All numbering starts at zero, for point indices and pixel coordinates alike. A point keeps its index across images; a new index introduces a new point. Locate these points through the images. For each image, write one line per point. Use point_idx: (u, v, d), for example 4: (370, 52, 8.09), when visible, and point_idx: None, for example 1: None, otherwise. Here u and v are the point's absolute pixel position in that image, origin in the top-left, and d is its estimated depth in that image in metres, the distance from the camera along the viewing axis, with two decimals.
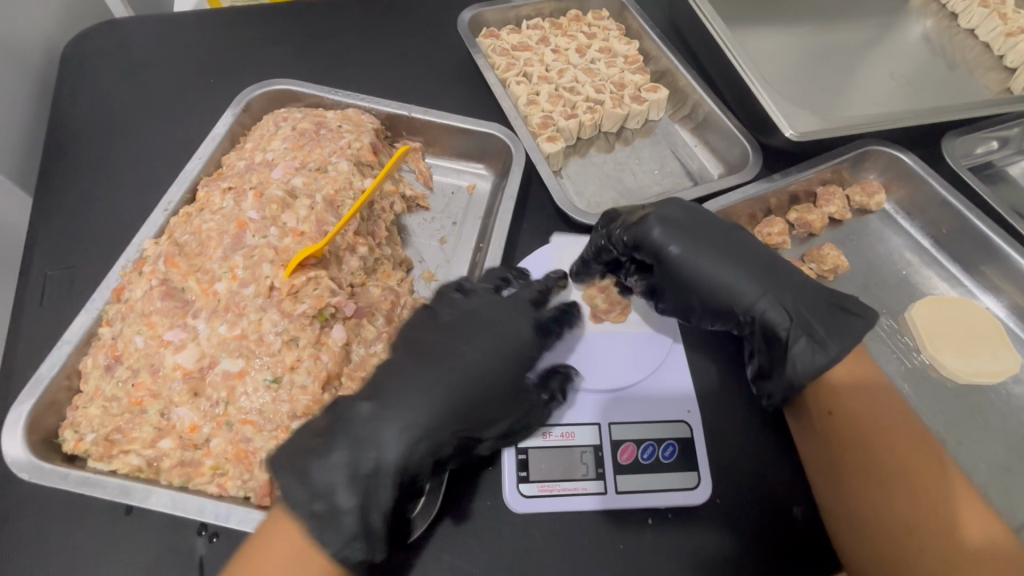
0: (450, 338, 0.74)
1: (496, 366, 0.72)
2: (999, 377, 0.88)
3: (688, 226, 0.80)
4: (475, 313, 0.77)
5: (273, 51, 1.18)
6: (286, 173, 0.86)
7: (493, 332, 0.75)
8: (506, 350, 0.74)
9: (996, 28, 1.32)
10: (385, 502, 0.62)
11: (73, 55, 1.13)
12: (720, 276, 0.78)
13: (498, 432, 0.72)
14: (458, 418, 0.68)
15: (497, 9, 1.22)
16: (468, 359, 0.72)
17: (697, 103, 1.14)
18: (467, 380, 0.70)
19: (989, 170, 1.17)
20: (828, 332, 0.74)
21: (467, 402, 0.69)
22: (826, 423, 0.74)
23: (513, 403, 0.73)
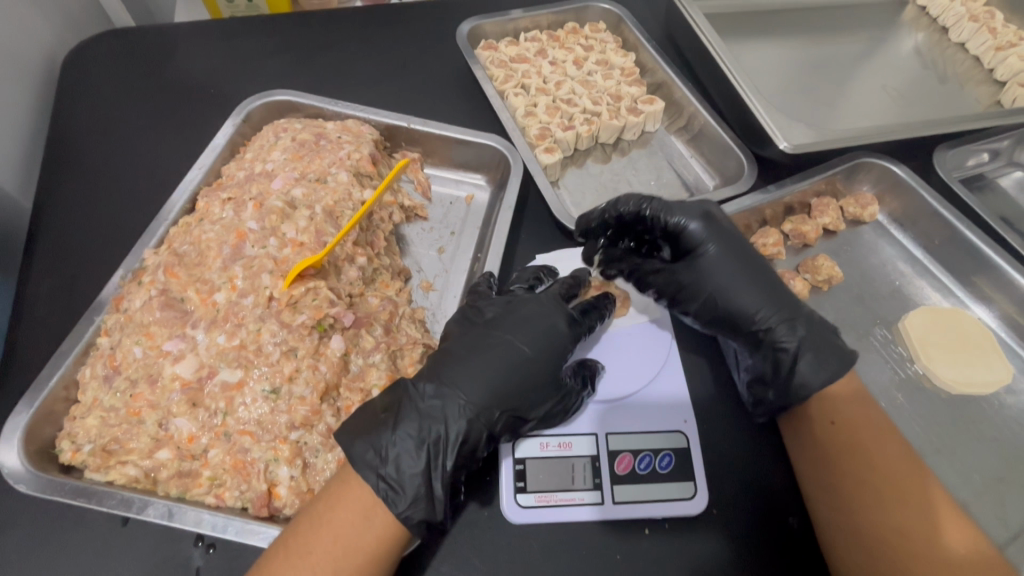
0: (498, 324, 0.77)
1: (519, 350, 0.74)
2: (991, 388, 0.89)
3: (721, 227, 0.84)
4: (519, 302, 0.80)
5: (273, 62, 1.19)
6: (286, 184, 0.87)
7: (539, 319, 0.77)
8: (550, 337, 0.76)
9: (986, 42, 1.34)
10: (446, 468, 0.67)
11: (75, 65, 1.13)
12: (736, 285, 0.81)
13: (535, 416, 0.74)
14: (507, 398, 0.72)
15: (495, 21, 1.24)
16: (515, 343, 0.75)
17: (692, 116, 1.15)
18: (517, 364, 0.73)
19: (980, 182, 1.19)
20: (831, 354, 0.78)
21: (516, 382, 0.72)
22: (826, 434, 0.75)
23: (551, 390, 0.74)
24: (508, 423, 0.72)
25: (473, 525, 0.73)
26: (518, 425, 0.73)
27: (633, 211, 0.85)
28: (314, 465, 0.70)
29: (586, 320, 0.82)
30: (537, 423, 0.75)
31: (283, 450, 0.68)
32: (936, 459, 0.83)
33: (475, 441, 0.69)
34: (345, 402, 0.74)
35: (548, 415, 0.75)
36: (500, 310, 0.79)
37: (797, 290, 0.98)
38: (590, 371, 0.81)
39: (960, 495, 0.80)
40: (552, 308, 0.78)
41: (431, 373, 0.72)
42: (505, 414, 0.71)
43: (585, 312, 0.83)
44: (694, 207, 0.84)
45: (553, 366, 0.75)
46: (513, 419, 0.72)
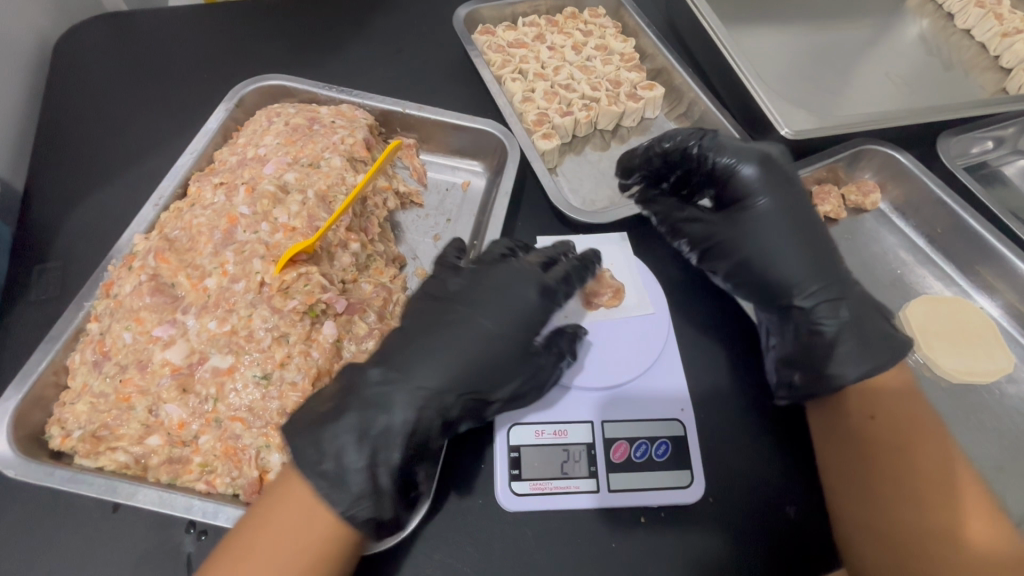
0: (459, 301, 0.75)
1: (478, 332, 0.72)
2: (992, 377, 0.88)
3: (774, 181, 0.84)
4: (487, 273, 0.77)
5: (266, 47, 1.17)
6: (279, 168, 0.86)
7: (505, 295, 0.75)
8: (513, 315, 0.73)
9: (992, 28, 1.32)
10: (393, 461, 0.65)
11: (67, 48, 1.12)
12: (779, 248, 0.82)
13: (496, 398, 0.72)
14: (469, 381, 0.70)
15: (492, 6, 1.22)
16: (476, 322, 0.72)
17: (693, 102, 1.13)
18: (479, 346, 0.71)
19: (985, 169, 1.17)
20: (874, 345, 0.76)
21: (475, 366, 0.70)
22: (864, 427, 0.72)
23: (512, 371, 0.72)
24: (465, 407, 0.70)
25: (466, 514, 0.72)
26: (479, 408, 0.72)
27: (680, 146, 0.87)
28: None
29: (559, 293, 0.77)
30: (497, 406, 0.73)
31: (274, 437, 0.68)
32: None
33: (431, 428, 0.68)
34: None
35: (509, 398, 0.73)
36: (464, 285, 0.77)
37: None
38: (562, 345, 0.78)
39: None
40: (527, 277, 0.76)
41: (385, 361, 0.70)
42: (460, 399, 0.70)
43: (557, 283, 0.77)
44: (752, 155, 0.84)
45: (511, 351, 0.73)
46: (471, 403, 0.71)
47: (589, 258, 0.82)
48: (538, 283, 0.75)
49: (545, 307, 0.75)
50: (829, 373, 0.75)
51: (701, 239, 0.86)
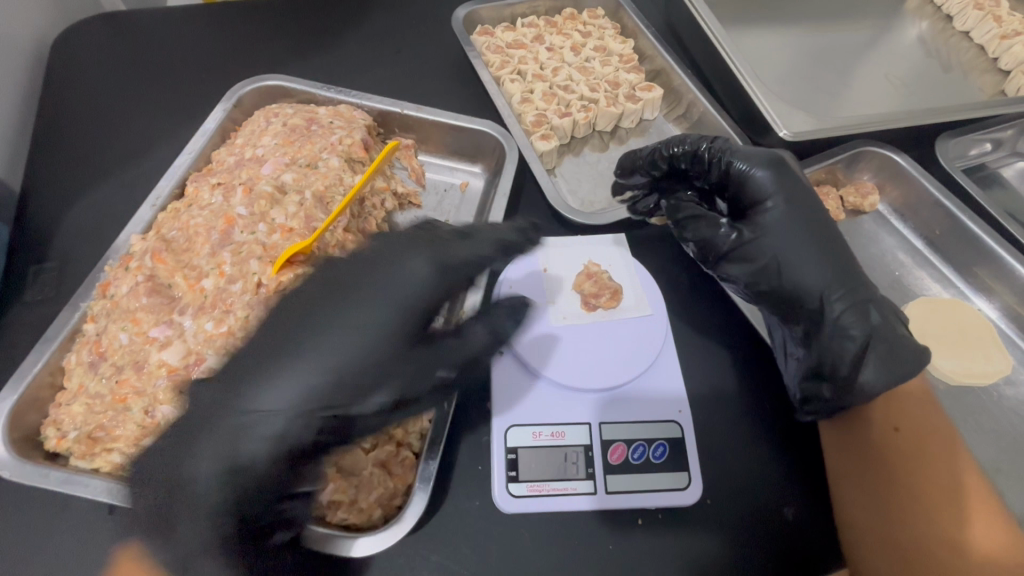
0: (338, 293, 0.69)
1: (336, 339, 0.66)
2: (989, 379, 0.88)
3: (789, 181, 0.79)
4: (376, 259, 0.72)
5: (265, 47, 1.17)
6: (276, 169, 0.86)
7: (388, 287, 0.69)
8: (393, 311, 0.68)
9: (991, 31, 1.32)
10: (244, 489, 0.61)
11: (65, 48, 1.12)
12: (801, 253, 0.75)
13: (373, 407, 0.66)
14: (339, 389, 0.64)
15: (492, 7, 1.22)
16: (336, 330, 0.66)
17: (692, 103, 1.13)
18: (355, 347, 0.66)
19: (983, 171, 1.17)
20: (896, 356, 0.72)
21: (337, 376, 0.64)
22: (886, 438, 0.72)
23: (390, 374, 0.67)
24: (337, 418, 0.64)
25: (463, 516, 0.72)
26: (359, 418, 0.66)
27: (690, 149, 0.89)
28: None
29: (450, 283, 0.72)
30: (377, 415, 0.67)
31: None
32: None
33: (297, 441, 0.62)
34: None
35: (388, 404, 0.67)
36: (345, 273, 0.70)
37: None
38: (459, 341, 0.72)
39: None
40: (405, 265, 0.71)
41: (239, 371, 0.64)
42: (326, 409, 0.63)
43: (451, 266, 0.72)
44: (763, 155, 0.81)
45: (374, 359, 0.66)
46: (343, 413, 0.64)
47: (498, 240, 0.77)
48: (433, 257, 0.72)
49: (431, 298, 0.70)
50: (860, 385, 0.72)
51: (722, 246, 0.79)
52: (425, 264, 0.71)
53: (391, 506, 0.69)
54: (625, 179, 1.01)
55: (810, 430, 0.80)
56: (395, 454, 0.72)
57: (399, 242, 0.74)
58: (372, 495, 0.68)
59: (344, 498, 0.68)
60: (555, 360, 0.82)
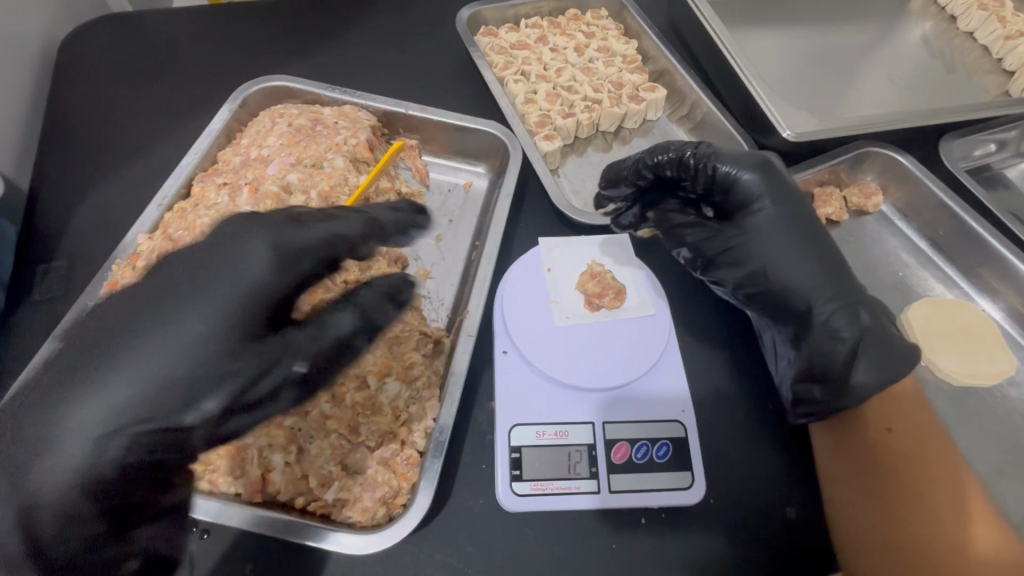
0: (161, 296, 0.58)
1: (160, 344, 0.55)
2: (993, 380, 0.88)
3: (775, 185, 0.78)
4: (207, 252, 0.60)
5: (271, 48, 1.18)
6: (282, 169, 0.87)
7: (219, 279, 0.58)
8: (222, 305, 0.57)
9: (995, 31, 1.32)
10: (54, 526, 0.52)
11: (72, 49, 1.13)
12: (789, 258, 0.75)
13: (201, 416, 0.56)
14: (155, 400, 0.54)
15: (496, 7, 1.23)
16: (163, 335, 0.56)
17: (695, 103, 1.14)
18: (177, 352, 0.55)
19: (987, 172, 1.17)
20: (890, 356, 0.71)
21: (160, 387, 0.55)
22: (881, 440, 0.73)
23: (219, 378, 0.56)
24: (161, 432, 0.55)
25: (467, 514, 0.72)
26: (188, 430, 0.57)
27: (673, 155, 0.81)
28: (307, 451, 0.70)
29: (295, 267, 0.61)
30: (212, 425, 0.58)
31: (278, 436, 0.69)
32: None
33: (107, 465, 0.53)
34: (340, 388, 0.74)
35: (221, 410, 0.57)
36: (169, 274, 0.59)
37: None
38: (316, 330, 0.61)
39: None
40: (244, 250, 0.60)
41: (47, 391, 0.54)
42: (142, 423, 0.54)
43: (298, 249, 0.61)
44: (751, 160, 0.78)
45: (204, 364, 0.56)
46: (170, 426, 0.55)
47: (364, 220, 0.69)
48: (274, 238, 0.61)
49: (276, 287, 0.59)
50: (856, 385, 0.71)
51: (708, 253, 0.81)
52: (262, 248, 0.60)
53: (395, 504, 0.68)
54: (610, 191, 0.92)
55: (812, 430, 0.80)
56: (399, 453, 0.72)
57: (236, 227, 0.62)
58: (376, 493, 0.69)
59: (350, 497, 0.69)
60: (558, 360, 0.82)
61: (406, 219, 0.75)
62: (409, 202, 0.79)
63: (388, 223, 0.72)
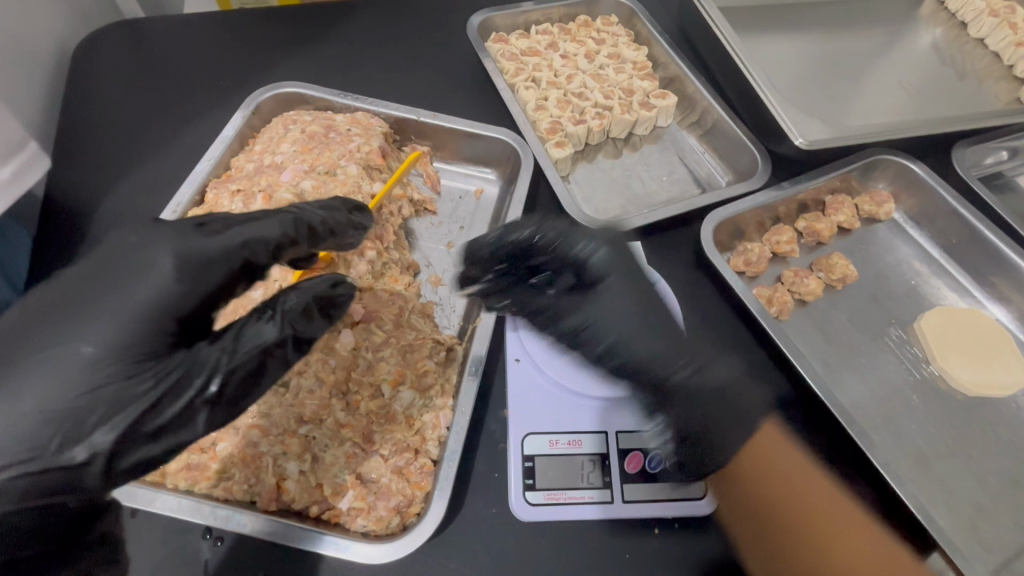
0: (47, 318, 0.52)
1: (63, 363, 0.50)
2: (1007, 390, 0.88)
3: (620, 258, 0.85)
4: (122, 257, 0.55)
5: (283, 54, 1.18)
6: (295, 176, 0.87)
7: (110, 298, 0.52)
8: (111, 326, 0.51)
9: (1006, 38, 1.32)
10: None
11: (86, 56, 1.13)
12: (629, 319, 0.81)
13: (89, 452, 0.50)
14: (33, 438, 0.49)
15: (506, 13, 1.23)
16: (66, 352, 0.51)
17: (706, 110, 1.14)
18: (58, 383, 0.50)
19: (998, 180, 1.16)
20: (736, 415, 0.79)
21: (56, 412, 0.49)
22: (793, 479, 0.75)
23: (110, 408, 0.50)
24: (41, 475, 0.49)
25: (481, 522, 0.72)
26: (78, 472, 0.50)
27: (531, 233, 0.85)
28: (322, 459, 0.71)
29: (202, 279, 0.54)
30: (107, 462, 0.51)
31: (292, 444, 0.70)
32: (948, 462, 0.82)
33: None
34: (355, 397, 0.74)
35: (116, 444, 0.51)
36: (57, 294, 0.53)
37: (812, 288, 0.95)
38: (231, 343, 0.55)
39: (976, 500, 0.78)
40: (157, 243, 0.54)
41: None
42: (13, 466, 0.48)
43: (206, 257, 0.55)
44: (599, 237, 0.87)
45: (105, 389, 0.50)
46: (54, 467, 0.49)
47: (288, 220, 0.62)
48: (178, 246, 0.54)
49: (179, 301, 0.53)
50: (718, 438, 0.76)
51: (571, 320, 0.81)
52: (163, 257, 0.53)
53: (409, 513, 0.68)
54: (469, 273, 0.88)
55: (825, 438, 0.81)
56: (413, 461, 0.72)
57: (135, 236, 0.56)
58: (391, 501, 0.68)
59: (364, 506, 0.68)
60: (569, 369, 0.82)
61: (340, 217, 0.68)
62: (342, 199, 0.71)
63: (318, 224, 0.64)
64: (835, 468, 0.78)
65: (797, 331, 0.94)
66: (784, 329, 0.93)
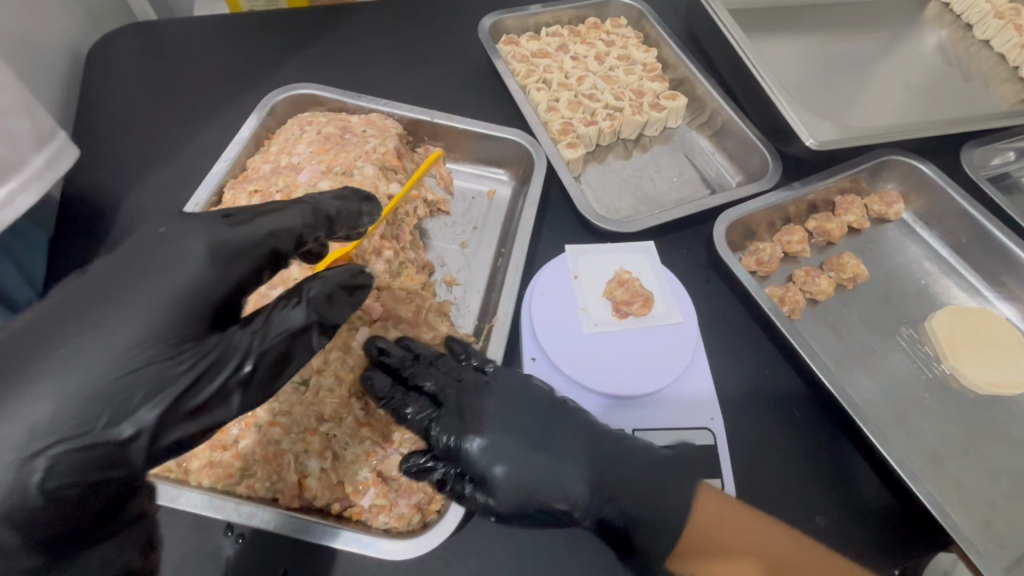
0: (80, 304, 0.52)
1: (111, 345, 0.50)
2: (1018, 388, 0.89)
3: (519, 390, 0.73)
4: (154, 247, 0.56)
5: (296, 56, 1.19)
6: (312, 177, 0.88)
7: (148, 283, 0.53)
8: (152, 307, 0.52)
9: (1011, 39, 1.33)
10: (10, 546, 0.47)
11: (100, 57, 1.14)
12: (543, 459, 0.67)
13: (135, 428, 0.49)
14: (76, 416, 0.48)
15: (517, 16, 1.24)
16: (106, 333, 0.51)
17: (715, 111, 1.15)
18: (99, 362, 0.49)
19: (1006, 180, 1.17)
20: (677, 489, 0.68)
21: (102, 392, 0.49)
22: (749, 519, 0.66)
23: (153, 385, 0.50)
24: (86, 453, 0.48)
25: (497, 523, 0.72)
26: (121, 450, 0.49)
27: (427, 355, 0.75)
28: (343, 457, 0.72)
29: (232, 266, 0.56)
30: (150, 440, 0.50)
31: (313, 442, 0.71)
32: (961, 460, 0.82)
33: (26, 496, 0.47)
34: (374, 396, 0.75)
35: (160, 422, 0.50)
36: (90, 282, 0.54)
37: (823, 288, 0.96)
38: (263, 326, 0.55)
39: (990, 498, 0.79)
40: (192, 232, 0.56)
41: None
42: (61, 443, 0.47)
43: (236, 247, 0.57)
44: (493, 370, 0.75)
45: (148, 367, 0.50)
46: (100, 444, 0.48)
47: (306, 209, 0.63)
48: (209, 236, 0.56)
49: (212, 287, 0.54)
50: (664, 504, 0.67)
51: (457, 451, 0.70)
52: (196, 245, 0.55)
53: (430, 510, 0.69)
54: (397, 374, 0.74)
55: (839, 436, 0.81)
56: None
57: (166, 229, 0.58)
58: (412, 498, 0.69)
59: (386, 503, 0.69)
60: (584, 367, 0.83)
61: (354, 208, 0.67)
62: (352, 189, 0.70)
63: (336, 214, 0.65)
64: (848, 466, 0.79)
65: (810, 330, 0.95)
66: (797, 328, 0.93)
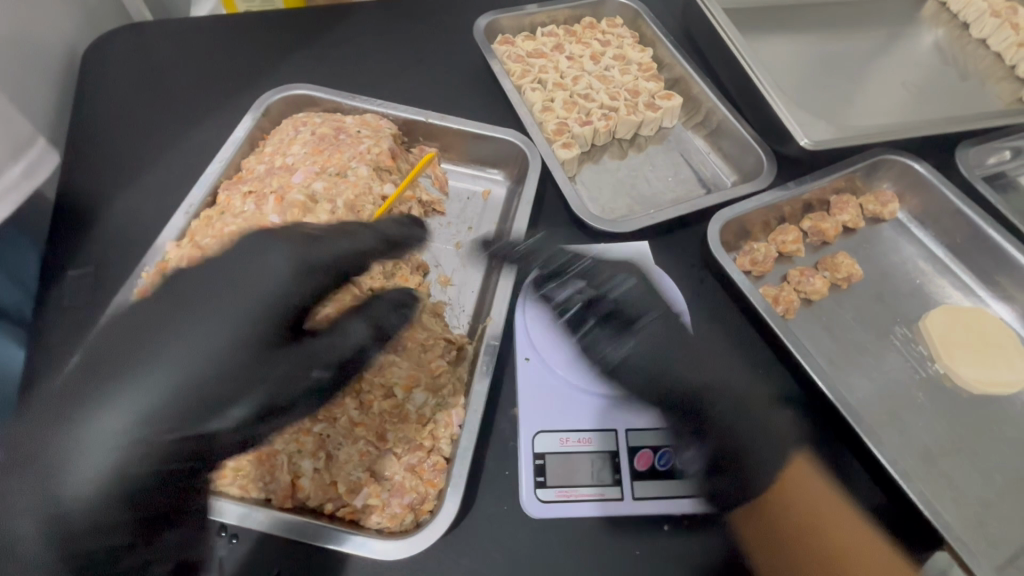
0: (179, 307, 0.62)
1: (214, 347, 0.60)
2: (1011, 387, 0.89)
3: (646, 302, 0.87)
4: (244, 260, 0.66)
5: (290, 56, 1.19)
6: (307, 177, 0.88)
7: (241, 293, 0.64)
8: (244, 317, 0.62)
9: (1008, 38, 1.33)
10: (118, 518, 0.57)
11: (95, 58, 1.14)
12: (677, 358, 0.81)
13: (227, 423, 0.61)
14: (181, 409, 0.58)
15: (512, 16, 1.24)
16: (207, 334, 0.60)
17: (710, 111, 1.15)
18: (204, 360, 0.59)
19: (1001, 180, 1.17)
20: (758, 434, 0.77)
21: (208, 386, 0.59)
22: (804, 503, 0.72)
23: (250, 382, 0.61)
24: (188, 440, 0.59)
25: (489, 523, 0.73)
26: (212, 441, 0.61)
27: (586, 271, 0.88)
28: (336, 457, 0.72)
29: (310, 283, 0.67)
30: (238, 432, 0.62)
31: (306, 442, 0.71)
32: (954, 459, 0.82)
33: (136, 473, 0.57)
34: (368, 396, 0.75)
35: (247, 418, 0.62)
36: (186, 288, 0.63)
37: (817, 287, 0.96)
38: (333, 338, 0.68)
39: (981, 497, 0.79)
40: (282, 248, 0.67)
41: (88, 380, 0.57)
42: (171, 431, 0.58)
43: (315, 265, 0.68)
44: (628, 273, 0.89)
45: (246, 369, 0.61)
46: (197, 434, 0.59)
47: (376, 237, 0.75)
48: (295, 254, 0.67)
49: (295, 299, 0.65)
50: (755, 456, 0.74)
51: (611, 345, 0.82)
52: (284, 261, 0.66)
53: (423, 510, 0.69)
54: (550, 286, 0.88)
55: (831, 436, 0.81)
56: (426, 459, 0.73)
57: (255, 242, 0.67)
58: (404, 499, 0.69)
59: (379, 502, 0.69)
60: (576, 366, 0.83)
61: (411, 234, 0.80)
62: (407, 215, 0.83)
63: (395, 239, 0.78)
64: (840, 465, 0.79)
65: (804, 329, 0.95)
66: (791, 328, 0.93)
